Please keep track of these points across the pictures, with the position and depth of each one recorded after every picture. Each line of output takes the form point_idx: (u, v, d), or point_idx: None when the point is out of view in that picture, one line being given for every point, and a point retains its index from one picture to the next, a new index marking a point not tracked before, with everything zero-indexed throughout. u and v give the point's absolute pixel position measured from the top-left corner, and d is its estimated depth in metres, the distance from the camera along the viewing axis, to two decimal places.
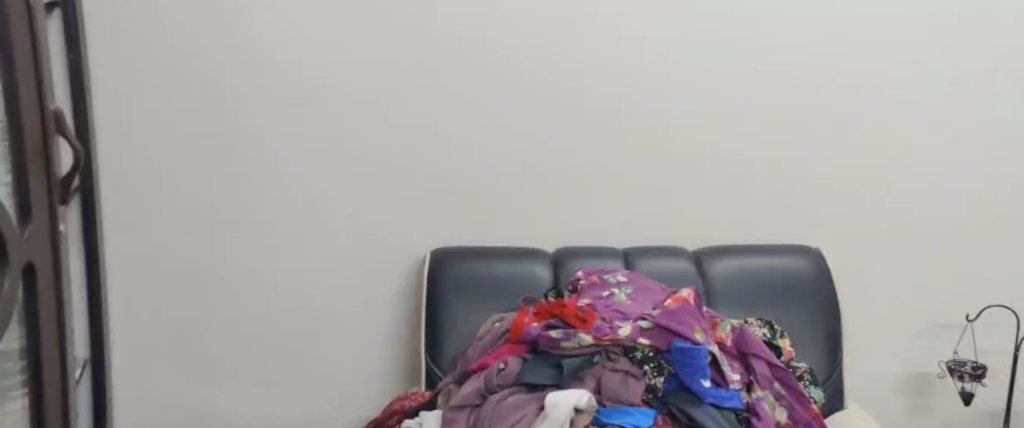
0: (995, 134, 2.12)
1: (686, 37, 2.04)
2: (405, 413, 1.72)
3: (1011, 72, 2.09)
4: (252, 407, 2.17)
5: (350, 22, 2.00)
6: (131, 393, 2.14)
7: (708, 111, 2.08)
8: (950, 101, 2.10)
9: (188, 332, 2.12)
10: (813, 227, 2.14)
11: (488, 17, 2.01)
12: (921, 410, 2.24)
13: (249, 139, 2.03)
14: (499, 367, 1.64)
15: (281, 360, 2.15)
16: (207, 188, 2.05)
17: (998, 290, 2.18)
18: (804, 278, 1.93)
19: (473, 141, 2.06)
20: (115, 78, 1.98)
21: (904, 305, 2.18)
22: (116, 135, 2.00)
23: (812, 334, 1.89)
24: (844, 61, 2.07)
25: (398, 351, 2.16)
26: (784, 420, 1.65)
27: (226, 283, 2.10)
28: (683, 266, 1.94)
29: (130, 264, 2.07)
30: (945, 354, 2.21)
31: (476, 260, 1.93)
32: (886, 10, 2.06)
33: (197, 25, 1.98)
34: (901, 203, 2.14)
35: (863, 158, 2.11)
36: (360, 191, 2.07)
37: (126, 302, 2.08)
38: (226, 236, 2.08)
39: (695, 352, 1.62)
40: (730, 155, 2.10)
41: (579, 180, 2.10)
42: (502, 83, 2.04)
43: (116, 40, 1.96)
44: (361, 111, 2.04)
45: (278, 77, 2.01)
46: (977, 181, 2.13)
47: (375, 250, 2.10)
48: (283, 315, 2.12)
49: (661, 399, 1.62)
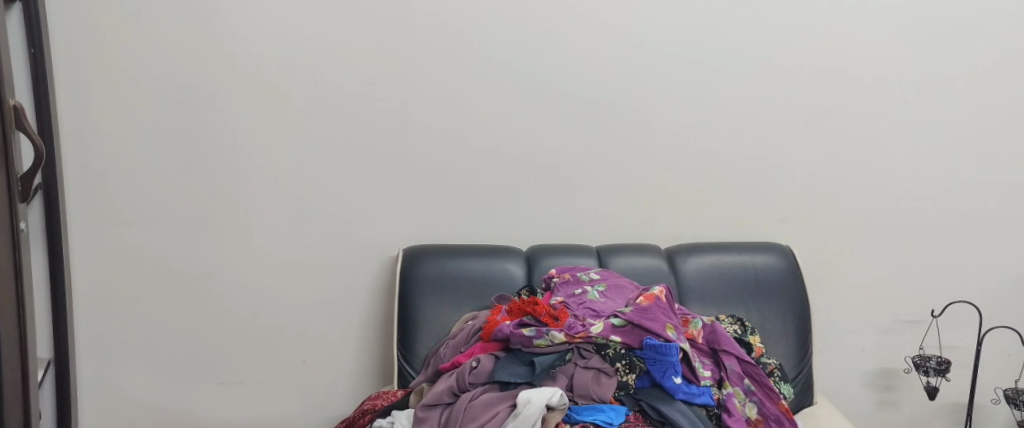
0: (964, 133, 2.15)
1: (666, 34, 2.05)
2: (377, 412, 1.69)
3: (982, 72, 2.13)
4: (221, 407, 2.13)
5: (328, 17, 1.97)
6: (97, 395, 2.09)
7: (685, 109, 2.09)
8: (919, 101, 2.13)
9: (156, 331, 2.07)
10: (784, 224, 2.17)
11: (467, 13, 2.00)
12: (887, 405, 2.28)
13: (220, 133, 2.00)
14: (472, 365, 1.63)
15: (252, 360, 2.11)
16: (176, 184, 2.01)
17: (962, 286, 2.22)
18: (774, 275, 1.95)
19: (449, 138, 2.05)
20: (81, 73, 1.93)
21: (872, 302, 2.22)
22: (81, 131, 1.95)
23: (781, 331, 1.91)
24: (818, 59, 2.10)
25: (369, 350, 2.14)
26: (755, 416, 1.66)
27: (195, 282, 2.06)
28: (656, 263, 1.95)
29: (96, 261, 2.02)
30: (910, 350, 2.25)
31: (450, 258, 1.92)
32: (861, 10, 2.08)
33: (167, 19, 1.94)
34: (872, 201, 2.17)
35: (835, 156, 2.14)
36: (331, 187, 2.04)
37: (92, 300, 2.03)
38: (194, 233, 2.04)
39: (666, 349, 1.64)
40: (703, 153, 2.12)
41: (555, 178, 2.09)
42: (480, 78, 2.03)
43: (82, 33, 1.91)
44: (335, 106, 2.01)
45: (251, 71, 1.98)
46: (945, 179, 2.17)
47: (348, 248, 2.08)
48: (253, 313, 2.09)
49: (632, 395, 1.64)
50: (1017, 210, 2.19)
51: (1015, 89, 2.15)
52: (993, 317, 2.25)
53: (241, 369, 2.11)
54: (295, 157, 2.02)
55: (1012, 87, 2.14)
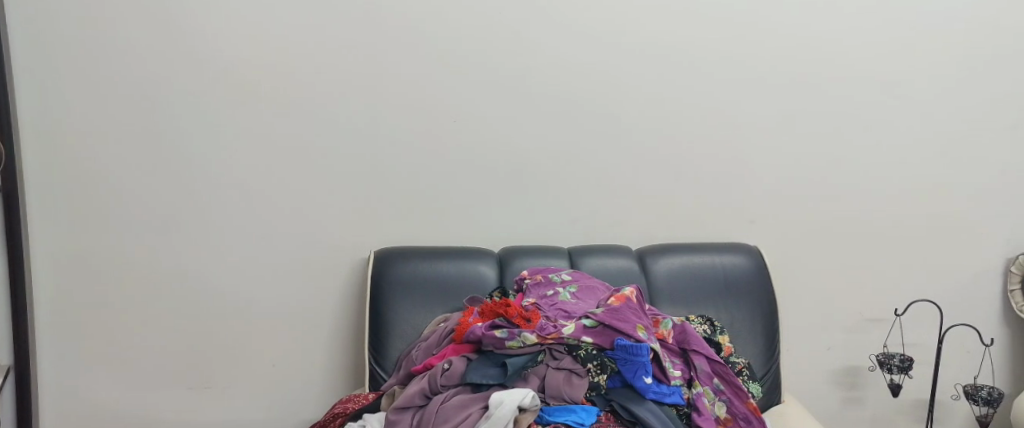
0: (925, 137, 2.20)
1: (634, 35, 2.07)
2: (348, 416, 1.67)
3: (942, 75, 2.18)
4: (188, 412, 2.09)
5: (296, 17, 1.96)
6: (59, 401, 2.05)
7: (653, 110, 2.11)
8: (883, 102, 2.18)
9: (119, 335, 2.03)
10: (751, 224, 2.20)
11: (438, 12, 2.00)
12: (853, 402, 2.31)
13: (186, 136, 1.97)
14: (444, 367, 1.63)
15: (219, 364, 2.08)
16: (141, 186, 1.98)
17: (924, 285, 2.27)
18: (743, 276, 1.97)
19: (420, 139, 2.04)
20: (41, 72, 1.91)
21: (836, 301, 2.26)
22: (42, 130, 1.93)
23: (750, 330, 1.93)
24: (784, 60, 2.13)
25: (339, 352, 2.11)
26: (723, 415, 1.68)
27: (159, 285, 2.02)
28: (627, 264, 1.97)
29: (59, 265, 1.98)
30: (875, 348, 2.28)
31: (421, 260, 1.91)
32: (826, 10, 2.12)
33: (134, 20, 1.92)
34: (836, 201, 2.21)
35: (801, 158, 2.18)
36: (300, 188, 2.02)
37: (55, 304, 2.00)
38: (159, 236, 2.00)
39: (637, 349, 1.64)
40: (671, 155, 2.14)
41: (526, 179, 2.10)
42: (449, 78, 2.03)
43: (46, 35, 1.89)
44: (303, 107, 1.99)
45: (219, 72, 1.96)
46: (907, 181, 2.22)
47: (318, 249, 2.05)
48: (220, 316, 2.06)
49: (604, 396, 1.65)
50: (977, 210, 2.25)
51: (975, 92, 2.20)
52: (954, 315, 2.29)
53: (208, 373, 2.08)
54: (264, 158, 2.00)
55: (972, 90, 2.20)
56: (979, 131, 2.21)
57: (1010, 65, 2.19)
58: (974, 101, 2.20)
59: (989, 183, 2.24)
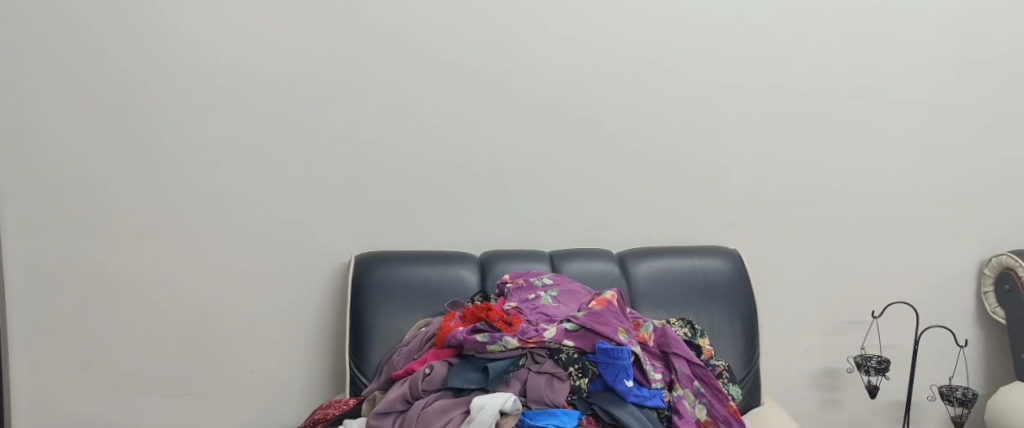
0: (901, 140, 2.23)
1: (615, 39, 2.09)
2: (329, 421, 1.66)
3: (918, 78, 2.21)
4: (163, 418, 2.06)
5: (277, 21, 1.95)
6: (30, 408, 2.01)
7: (635, 111, 2.12)
8: (861, 105, 2.21)
9: (93, 341, 2.01)
10: (731, 227, 2.21)
11: (420, 17, 2.00)
12: (832, 404, 2.33)
13: (164, 140, 1.95)
14: (425, 372, 1.63)
15: (196, 370, 2.05)
16: (118, 190, 1.96)
17: (900, 287, 2.30)
18: (723, 279, 1.98)
19: (401, 143, 2.03)
20: (16, 76, 1.90)
21: (814, 304, 2.28)
22: (16, 134, 1.92)
23: (729, 331, 1.94)
24: (764, 64, 2.15)
25: (319, 358, 2.09)
26: (704, 418, 1.69)
27: (136, 290, 2.00)
28: (608, 268, 1.98)
29: (32, 268, 1.96)
30: (854, 349, 2.30)
31: (402, 265, 1.90)
32: (805, 14, 2.15)
33: (111, 23, 1.90)
34: (815, 204, 2.23)
35: (780, 162, 2.20)
36: (278, 192, 2.01)
37: (28, 308, 1.97)
38: (135, 241, 1.98)
39: (617, 352, 1.64)
40: (651, 158, 2.15)
41: (508, 183, 2.10)
42: (431, 82, 2.02)
43: (22, 38, 1.89)
44: (283, 111, 1.98)
45: (197, 76, 1.94)
46: (883, 184, 2.25)
47: (297, 253, 2.04)
48: (196, 321, 2.03)
49: (585, 400, 1.64)
50: (951, 213, 2.28)
51: (951, 96, 2.23)
52: (930, 317, 2.32)
53: (185, 379, 2.05)
54: (244, 162, 1.98)
55: (948, 93, 2.23)
56: (955, 135, 2.25)
57: (985, 71, 2.23)
58: (950, 105, 2.24)
59: (964, 186, 2.27)
